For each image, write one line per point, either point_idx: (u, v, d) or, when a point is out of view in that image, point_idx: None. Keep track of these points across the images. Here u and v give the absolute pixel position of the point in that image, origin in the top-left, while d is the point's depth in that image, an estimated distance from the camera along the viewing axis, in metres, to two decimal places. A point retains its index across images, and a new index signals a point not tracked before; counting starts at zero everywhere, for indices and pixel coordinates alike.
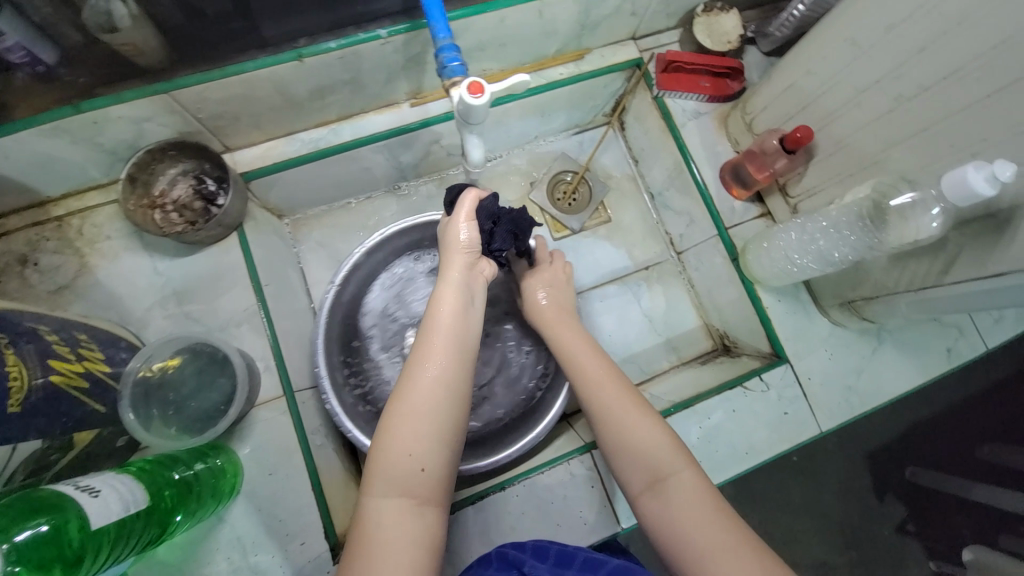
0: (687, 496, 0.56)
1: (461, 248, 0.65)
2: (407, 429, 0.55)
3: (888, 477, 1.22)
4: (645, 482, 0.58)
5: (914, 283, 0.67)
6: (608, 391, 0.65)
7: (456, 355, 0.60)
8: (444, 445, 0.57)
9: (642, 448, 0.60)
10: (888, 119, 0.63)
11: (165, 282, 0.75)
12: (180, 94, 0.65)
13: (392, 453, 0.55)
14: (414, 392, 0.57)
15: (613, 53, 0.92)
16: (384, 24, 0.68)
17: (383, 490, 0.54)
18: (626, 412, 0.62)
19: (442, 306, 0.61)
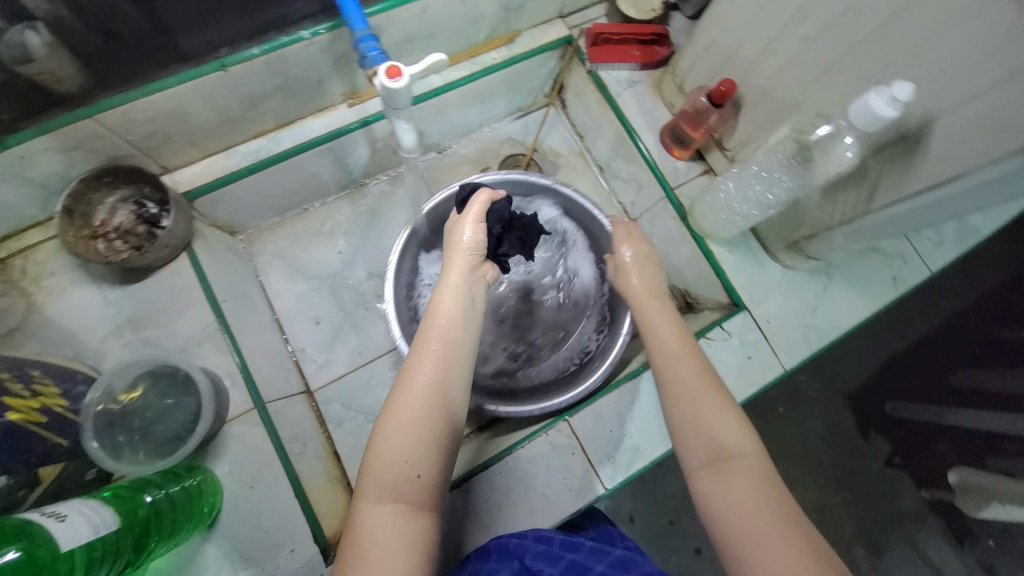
0: (748, 482, 0.50)
1: (466, 250, 0.67)
2: (402, 434, 0.53)
3: (871, 413, 1.22)
4: (705, 458, 0.53)
5: (847, 213, 0.70)
6: (684, 360, 0.59)
7: (449, 354, 0.58)
8: (440, 449, 0.54)
9: (708, 422, 0.55)
10: (800, 61, 0.66)
11: (118, 311, 0.74)
12: (105, 117, 0.64)
13: (385, 457, 0.52)
14: (407, 394, 0.55)
15: (543, 33, 0.93)
16: (306, 25, 0.68)
17: (377, 497, 0.50)
18: (699, 383, 0.57)
19: (442, 304, 0.61)
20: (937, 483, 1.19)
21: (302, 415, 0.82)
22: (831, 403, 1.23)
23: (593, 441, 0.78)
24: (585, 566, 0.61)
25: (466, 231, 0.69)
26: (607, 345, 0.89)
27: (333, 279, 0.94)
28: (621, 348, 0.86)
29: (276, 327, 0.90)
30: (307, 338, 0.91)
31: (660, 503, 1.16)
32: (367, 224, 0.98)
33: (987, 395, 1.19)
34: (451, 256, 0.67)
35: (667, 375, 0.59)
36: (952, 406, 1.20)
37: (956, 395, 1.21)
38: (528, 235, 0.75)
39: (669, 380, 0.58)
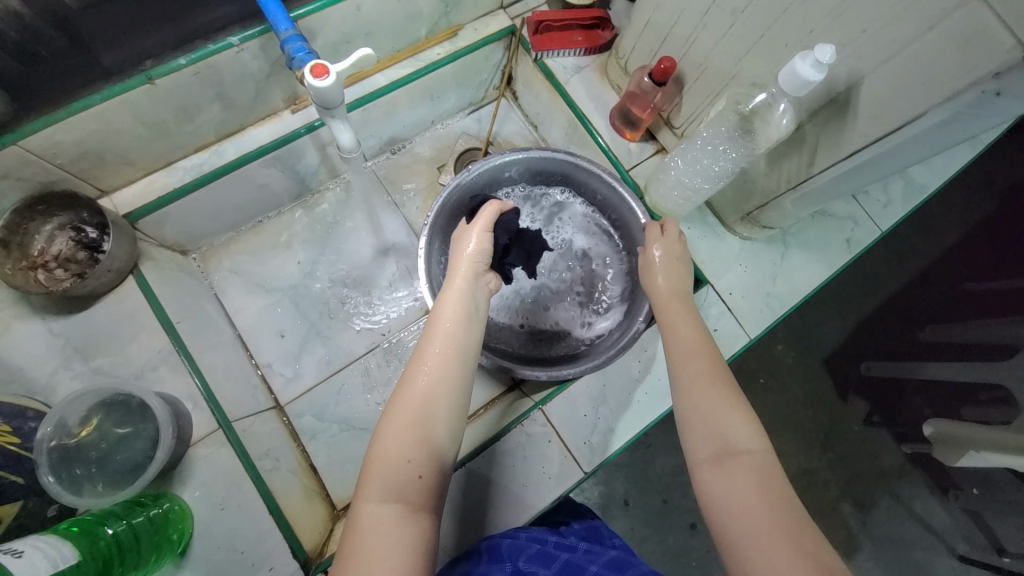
0: (755, 480, 0.48)
1: (469, 259, 0.68)
2: (404, 434, 0.52)
3: (846, 375, 1.25)
4: (711, 451, 0.51)
5: (792, 179, 0.72)
6: (694, 356, 0.59)
7: (452, 356, 0.57)
8: (440, 451, 0.53)
9: (717, 416, 0.53)
10: (731, 33, 0.67)
11: (65, 342, 0.71)
12: (29, 142, 0.62)
13: (386, 455, 0.51)
14: (410, 392, 0.55)
15: (485, 25, 0.93)
16: (234, 32, 0.67)
17: (379, 496, 0.49)
18: (710, 378, 0.56)
19: (447, 309, 0.61)
20: (915, 437, 1.22)
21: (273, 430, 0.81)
22: (805, 369, 1.26)
23: (568, 426, 0.78)
24: (579, 567, 0.62)
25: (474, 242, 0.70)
26: (618, 333, 0.87)
27: (295, 290, 0.93)
28: (634, 333, 0.82)
29: (239, 344, 0.87)
30: (272, 352, 0.89)
31: (650, 484, 1.17)
32: (324, 231, 0.96)
33: (953, 347, 1.24)
34: (457, 267, 0.68)
35: (679, 370, 0.58)
36: (922, 361, 1.24)
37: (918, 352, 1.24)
38: (529, 246, 0.81)
39: (680, 374, 0.58)
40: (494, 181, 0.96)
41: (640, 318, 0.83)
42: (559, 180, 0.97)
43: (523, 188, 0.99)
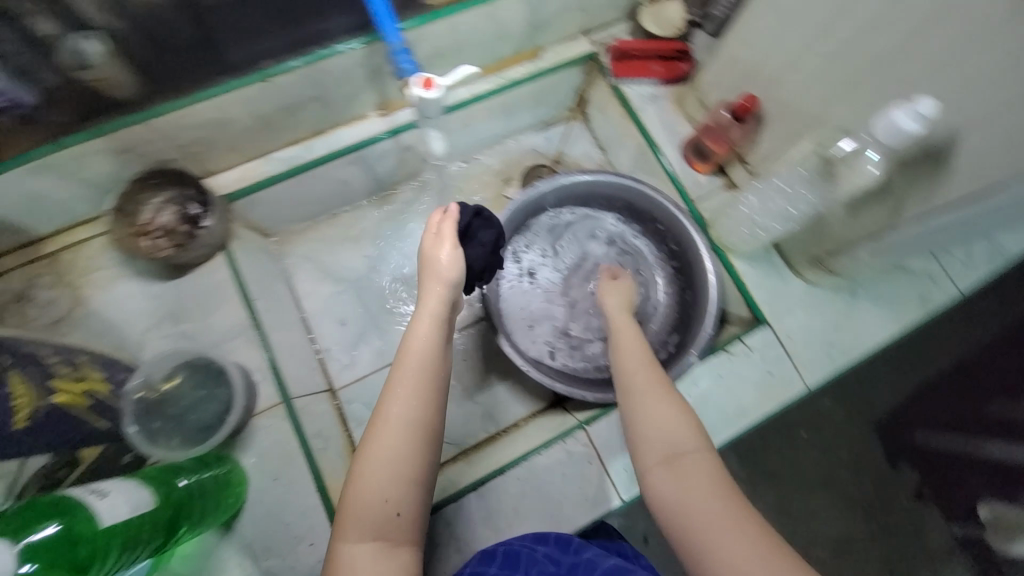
0: (699, 476, 0.52)
1: (444, 280, 0.63)
2: (378, 473, 0.54)
3: (899, 442, 1.18)
4: (659, 456, 0.55)
5: (871, 230, 0.71)
6: (640, 370, 0.64)
7: (423, 391, 0.58)
8: (418, 486, 0.55)
9: (660, 418, 0.58)
10: (821, 77, 0.67)
11: (159, 305, 0.78)
12: (157, 122, 0.69)
13: (362, 495, 0.53)
14: (383, 429, 0.56)
15: (567, 49, 0.96)
16: (342, 40, 0.72)
17: (358, 535, 0.52)
18: (657, 390, 0.61)
19: (416, 341, 0.61)
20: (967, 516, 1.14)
21: (327, 412, 0.85)
22: (861, 425, 1.20)
23: (610, 450, 0.78)
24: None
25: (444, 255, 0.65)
26: (667, 365, 0.89)
27: (360, 282, 0.98)
28: (688, 362, 0.85)
29: (304, 326, 0.93)
30: (333, 338, 0.94)
31: None
32: (392, 230, 1.01)
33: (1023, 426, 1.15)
34: (427, 289, 0.64)
35: (627, 383, 0.63)
36: (985, 436, 1.15)
37: (980, 428, 1.16)
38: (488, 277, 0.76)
39: (629, 387, 0.62)
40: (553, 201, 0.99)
41: (695, 351, 0.85)
42: (625, 208, 1.00)
43: (579, 211, 1.02)
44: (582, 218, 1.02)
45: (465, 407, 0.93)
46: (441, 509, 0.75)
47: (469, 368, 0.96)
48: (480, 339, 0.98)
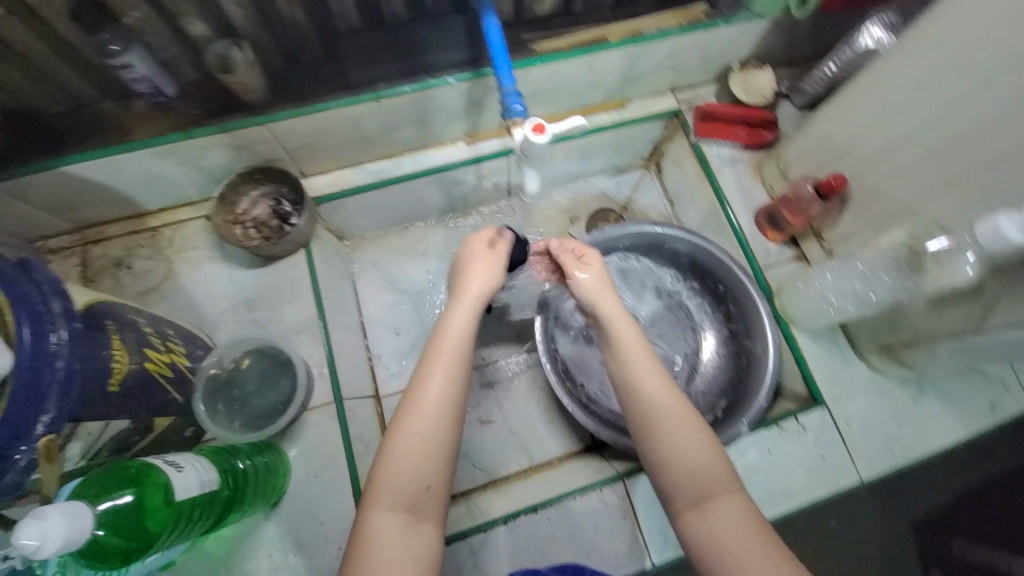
0: (733, 519, 0.55)
1: (487, 282, 0.66)
2: (412, 451, 0.55)
3: (939, 552, 1.09)
4: (692, 499, 0.57)
5: (954, 329, 0.69)
6: (660, 396, 0.61)
7: (458, 378, 0.59)
8: (446, 468, 0.57)
9: (686, 446, 0.59)
10: (920, 169, 0.67)
11: (238, 290, 0.83)
12: (274, 126, 0.74)
13: (395, 468, 0.55)
14: (418, 410, 0.57)
15: (653, 103, 0.98)
16: (452, 72, 0.76)
17: (388, 507, 0.54)
18: (687, 426, 0.60)
19: (452, 330, 0.62)
20: None
21: (371, 417, 0.86)
22: (893, 527, 1.10)
23: (647, 508, 0.76)
24: None
25: (484, 259, 0.68)
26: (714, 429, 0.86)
27: (418, 295, 1.01)
28: (738, 431, 0.81)
29: (360, 329, 0.96)
30: (385, 345, 0.97)
31: None
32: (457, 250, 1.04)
33: None
34: (466, 284, 0.65)
35: (650, 413, 0.61)
36: None
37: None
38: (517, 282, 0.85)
39: (654, 418, 0.60)
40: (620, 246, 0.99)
41: (746, 420, 0.82)
42: (686, 265, 1.00)
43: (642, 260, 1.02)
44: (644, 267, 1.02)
45: (501, 436, 0.93)
46: (470, 537, 0.74)
47: (511, 398, 0.96)
48: (525, 370, 0.98)
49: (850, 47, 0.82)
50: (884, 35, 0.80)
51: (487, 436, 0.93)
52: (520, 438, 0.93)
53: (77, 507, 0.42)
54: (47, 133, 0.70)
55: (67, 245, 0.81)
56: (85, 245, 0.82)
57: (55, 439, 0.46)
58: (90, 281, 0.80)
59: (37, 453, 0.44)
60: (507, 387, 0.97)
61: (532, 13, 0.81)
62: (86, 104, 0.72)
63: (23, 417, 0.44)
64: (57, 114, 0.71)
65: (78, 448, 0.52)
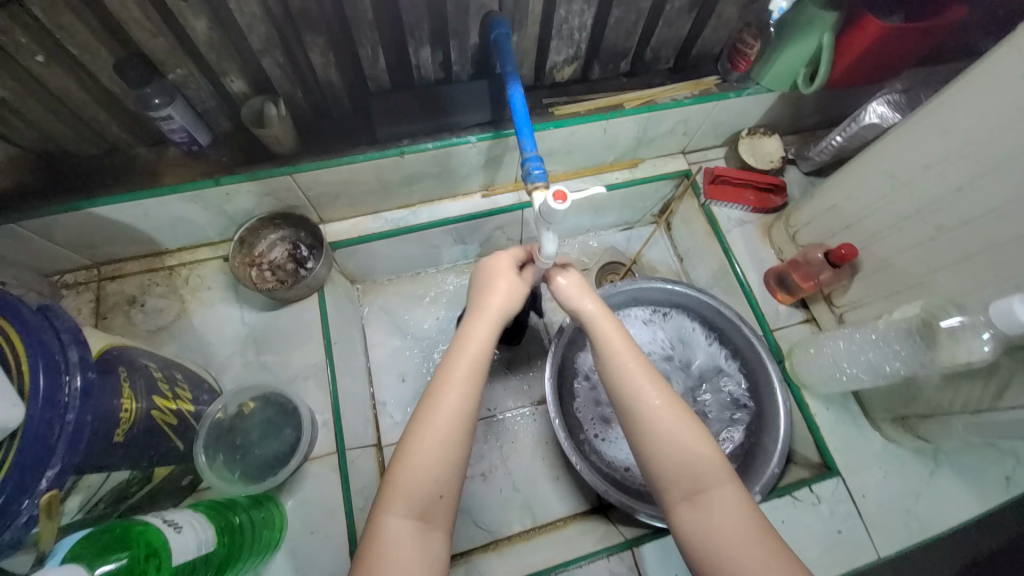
0: (728, 513, 0.52)
1: (501, 303, 0.63)
2: (429, 454, 0.52)
3: None
4: (684, 493, 0.55)
5: (969, 405, 0.69)
6: (652, 391, 0.59)
7: (475, 387, 0.56)
8: (461, 472, 0.54)
9: (683, 445, 0.56)
10: (930, 246, 0.69)
11: (249, 331, 0.84)
12: (299, 176, 0.76)
13: (411, 475, 0.51)
14: (434, 415, 0.54)
15: (664, 164, 1.02)
16: (474, 132, 0.80)
17: (403, 512, 0.50)
18: (678, 418, 0.58)
19: (474, 339, 0.59)
20: None
21: (371, 468, 0.84)
22: None
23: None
24: None
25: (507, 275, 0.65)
26: None
27: (425, 342, 1.00)
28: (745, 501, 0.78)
29: (366, 375, 0.95)
30: (390, 392, 0.95)
31: None
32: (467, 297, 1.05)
33: None
34: (486, 299, 0.63)
35: (641, 410, 0.58)
36: None
37: None
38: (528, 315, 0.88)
39: (645, 414, 0.58)
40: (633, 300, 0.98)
41: (757, 488, 0.79)
42: (694, 322, 0.99)
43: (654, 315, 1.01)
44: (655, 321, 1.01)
45: (504, 492, 0.90)
46: None
47: (515, 452, 0.94)
48: (530, 423, 0.97)
49: (855, 123, 0.86)
50: (888, 112, 0.83)
51: (490, 492, 0.90)
52: (524, 495, 0.91)
53: (73, 572, 0.40)
54: (79, 175, 0.73)
55: (82, 280, 0.82)
56: (100, 282, 0.82)
57: (58, 493, 0.44)
58: (102, 318, 0.80)
59: (38, 508, 0.43)
60: (512, 440, 0.95)
61: (551, 78, 0.86)
62: (118, 148, 0.74)
63: (29, 472, 0.43)
64: (89, 156, 0.74)
65: (77, 502, 0.50)
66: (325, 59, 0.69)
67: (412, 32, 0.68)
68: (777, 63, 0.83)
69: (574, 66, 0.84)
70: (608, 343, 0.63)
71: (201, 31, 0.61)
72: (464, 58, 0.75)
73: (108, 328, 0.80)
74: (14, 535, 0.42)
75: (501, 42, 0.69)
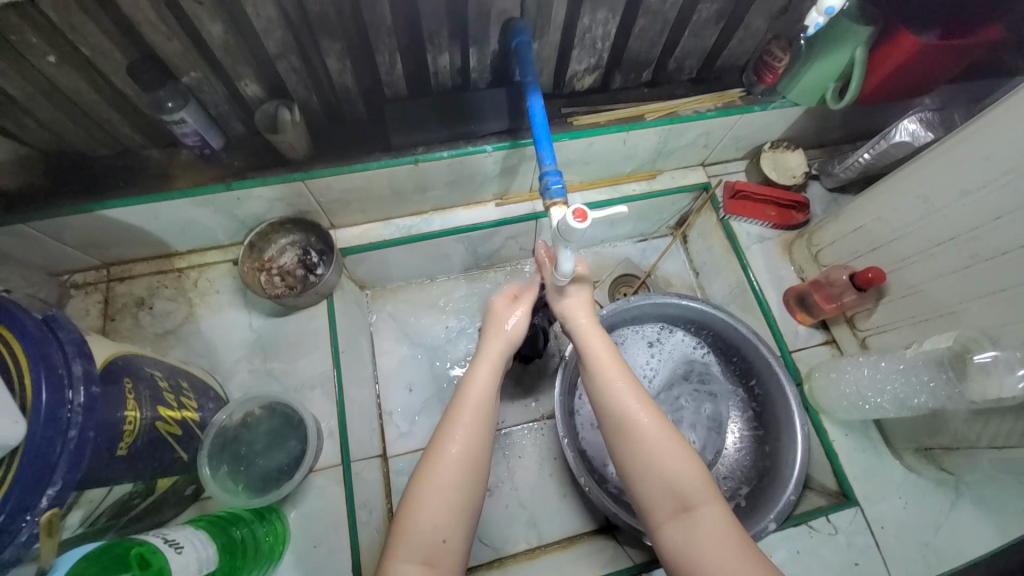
0: (714, 533, 0.51)
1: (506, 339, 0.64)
2: (437, 499, 0.53)
3: None
4: (671, 510, 0.54)
5: (997, 441, 0.66)
6: (637, 409, 0.59)
7: (482, 430, 0.57)
8: (467, 516, 0.54)
9: (663, 465, 0.55)
10: (964, 275, 0.67)
11: (257, 337, 0.83)
12: (312, 182, 0.74)
13: (419, 520, 0.52)
14: (444, 460, 0.54)
15: (683, 176, 0.99)
16: (491, 140, 0.78)
17: (407, 555, 0.50)
18: (661, 433, 0.57)
19: (476, 385, 0.59)
20: None
21: (376, 481, 0.82)
22: None
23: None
24: None
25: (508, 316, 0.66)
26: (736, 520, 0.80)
27: (434, 351, 0.98)
28: (760, 529, 0.75)
29: (373, 383, 0.94)
30: (397, 402, 0.94)
31: None
32: (477, 307, 1.03)
33: None
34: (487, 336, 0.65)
35: (625, 426, 0.58)
36: None
37: None
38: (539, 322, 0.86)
39: (628, 429, 0.58)
40: (643, 315, 0.96)
41: (773, 514, 0.75)
42: (710, 338, 0.96)
43: (665, 330, 0.98)
44: (665, 337, 0.98)
45: (510, 509, 0.89)
46: None
47: (522, 467, 0.92)
48: (538, 437, 0.95)
49: (884, 141, 0.82)
50: (920, 130, 0.79)
51: (494, 507, 0.88)
52: (530, 512, 0.89)
53: None
54: (89, 176, 0.72)
55: (91, 280, 0.82)
56: (109, 282, 0.82)
57: (58, 511, 0.44)
58: (110, 319, 0.79)
59: (38, 527, 0.42)
60: (519, 455, 0.93)
61: (571, 87, 0.83)
62: (130, 149, 0.73)
63: (29, 491, 0.42)
64: (100, 157, 0.73)
65: (78, 517, 0.50)
66: (341, 65, 0.67)
67: (432, 38, 0.66)
68: (805, 77, 0.80)
69: (595, 76, 0.82)
70: (594, 359, 0.64)
71: (216, 34, 0.59)
72: (483, 65, 0.73)
73: (116, 330, 0.79)
74: (14, 553, 0.41)
75: (522, 51, 0.67)
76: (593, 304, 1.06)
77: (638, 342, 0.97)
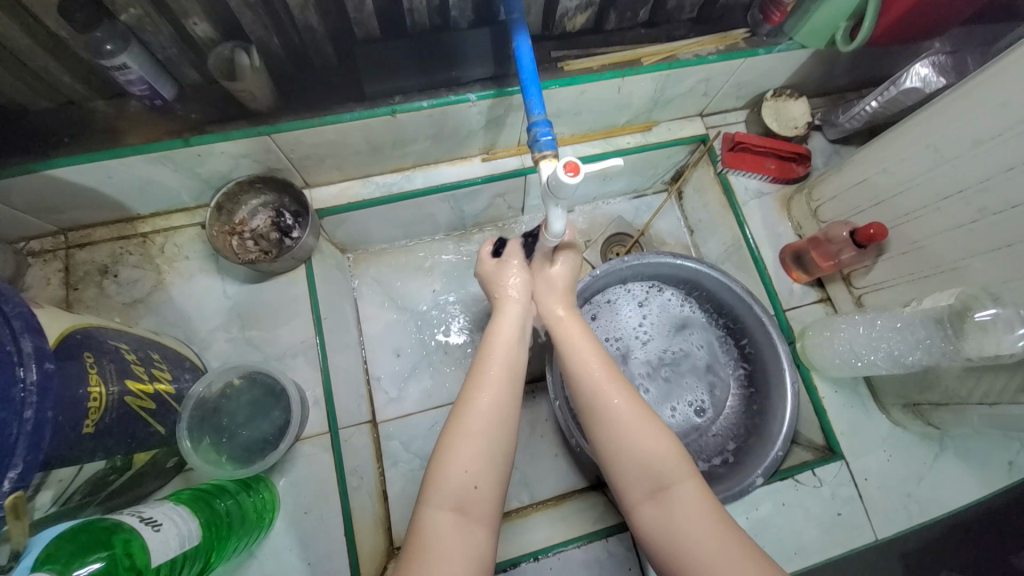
0: (693, 508, 0.53)
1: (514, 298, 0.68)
2: (466, 446, 0.55)
3: None
4: (647, 490, 0.55)
5: (989, 397, 0.65)
6: (614, 394, 0.60)
7: (507, 384, 0.60)
8: (493, 463, 0.55)
9: (639, 447, 0.56)
10: (970, 229, 0.64)
11: (232, 305, 0.79)
12: (279, 137, 0.68)
13: (447, 470, 0.53)
14: (472, 412, 0.57)
15: (680, 127, 0.94)
16: (474, 88, 0.71)
17: (437, 503, 0.52)
18: (636, 413, 0.59)
19: (500, 336, 0.64)
20: None
21: (365, 447, 0.81)
22: None
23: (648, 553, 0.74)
24: None
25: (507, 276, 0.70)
26: (720, 476, 0.80)
27: (421, 315, 0.95)
28: (745, 486, 0.75)
29: (359, 349, 0.91)
30: (385, 367, 0.92)
31: None
32: (465, 269, 0.99)
33: None
34: (499, 299, 0.68)
35: (599, 408, 0.59)
36: None
37: None
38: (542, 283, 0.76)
39: (601, 412, 0.59)
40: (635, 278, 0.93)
41: (759, 472, 0.76)
42: (705, 298, 0.93)
43: (660, 292, 0.96)
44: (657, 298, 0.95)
45: None
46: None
47: None
48: (530, 400, 0.94)
49: (893, 87, 0.77)
50: (933, 75, 0.74)
51: None
52: (522, 472, 0.89)
53: None
54: (28, 131, 0.65)
55: (49, 248, 0.76)
56: (68, 249, 0.76)
57: (24, 493, 0.41)
58: (72, 289, 0.74)
59: (4, 510, 0.39)
60: None
61: (562, 27, 0.76)
62: (74, 101, 0.66)
63: None
64: (41, 111, 0.65)
65: (49, 496, 0.48)
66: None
67: None
68: (816, 14, 0.73)
69: (587, 14, 0.75)
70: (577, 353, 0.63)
71: None
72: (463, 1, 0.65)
73: (80, 300, 0.74)
74: None
75: None
76: (585, 264, 1.03)
77: (631, 304, 0.95)
